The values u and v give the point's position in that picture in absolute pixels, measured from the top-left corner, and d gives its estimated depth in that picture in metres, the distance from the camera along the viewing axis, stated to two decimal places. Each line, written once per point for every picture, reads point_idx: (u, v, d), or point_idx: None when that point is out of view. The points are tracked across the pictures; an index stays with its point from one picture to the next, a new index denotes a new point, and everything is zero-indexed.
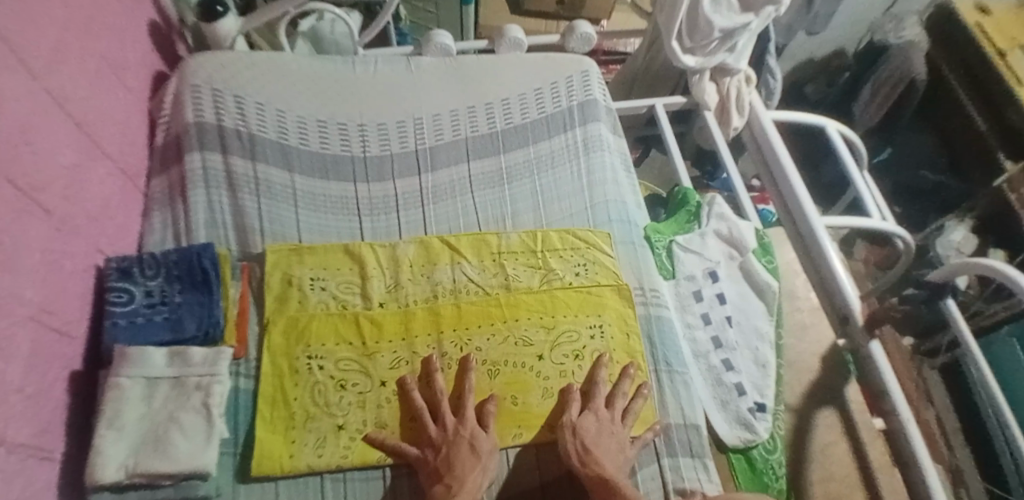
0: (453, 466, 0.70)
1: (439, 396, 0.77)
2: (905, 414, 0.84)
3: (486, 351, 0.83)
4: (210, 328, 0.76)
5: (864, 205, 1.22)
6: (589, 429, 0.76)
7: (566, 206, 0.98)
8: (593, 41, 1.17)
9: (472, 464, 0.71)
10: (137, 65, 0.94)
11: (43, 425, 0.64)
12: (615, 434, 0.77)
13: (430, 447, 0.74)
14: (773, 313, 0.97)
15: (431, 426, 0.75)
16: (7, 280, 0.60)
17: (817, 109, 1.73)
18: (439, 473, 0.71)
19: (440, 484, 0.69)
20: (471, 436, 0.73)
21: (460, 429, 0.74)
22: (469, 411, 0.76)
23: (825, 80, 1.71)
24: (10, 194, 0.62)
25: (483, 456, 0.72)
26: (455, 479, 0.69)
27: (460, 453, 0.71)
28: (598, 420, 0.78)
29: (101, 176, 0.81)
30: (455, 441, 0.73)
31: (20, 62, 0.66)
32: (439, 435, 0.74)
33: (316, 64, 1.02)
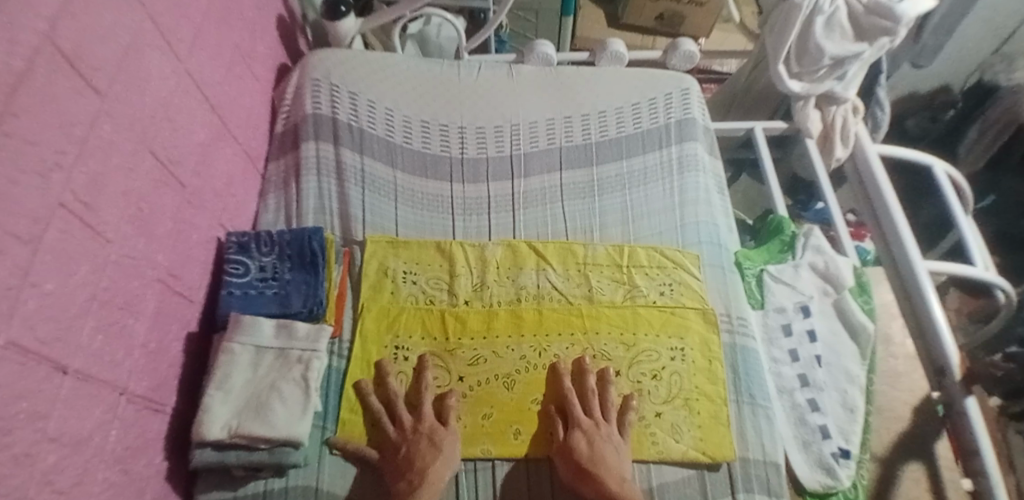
0: (412, 463, 0.72)
1: (395, 398, 0.78)
2: (996, 479, 0.81)
3: (564, 358, 0.84)
4: (315, 306, 0.80)
5: (968, 255, 1.14)
6: (580, 449, 0.75)
7: (655, 223, 0.98)
8: (695, 59, 1.15)
9: (433, 456, 0.73)
10: (265, 56, 1.01)
11: (160, 379, 0.70)
12: (611, 439, 0.77)
13: (387, 447, 0.75)
14: (866, 357, 0.92)
15: (389, 427, 0.76)
16: (141, 244, 0.66)
17: (919, 144, 1.64)
18: (400, 470, 0.72)
19: (403, 480, 0.71)
20: (430, 431, 0.75)
21: (417, 427, 0.76)
22: (426, 411, 0.77)
23: (929, 116, 1.62)
24: (149, 165, 0.68)
25: (445, 448, 0.74)
26: (416, 475, 0.71)
27: (421, 448, 0.73)
28: (589, 434, 0.76)
29: (228, 156, 0.87)
30: (415, 439, 0.74)
31: (167, 44, 0.72)
32: (398, 434, 0.76)
33: (423, 67, 1.07)
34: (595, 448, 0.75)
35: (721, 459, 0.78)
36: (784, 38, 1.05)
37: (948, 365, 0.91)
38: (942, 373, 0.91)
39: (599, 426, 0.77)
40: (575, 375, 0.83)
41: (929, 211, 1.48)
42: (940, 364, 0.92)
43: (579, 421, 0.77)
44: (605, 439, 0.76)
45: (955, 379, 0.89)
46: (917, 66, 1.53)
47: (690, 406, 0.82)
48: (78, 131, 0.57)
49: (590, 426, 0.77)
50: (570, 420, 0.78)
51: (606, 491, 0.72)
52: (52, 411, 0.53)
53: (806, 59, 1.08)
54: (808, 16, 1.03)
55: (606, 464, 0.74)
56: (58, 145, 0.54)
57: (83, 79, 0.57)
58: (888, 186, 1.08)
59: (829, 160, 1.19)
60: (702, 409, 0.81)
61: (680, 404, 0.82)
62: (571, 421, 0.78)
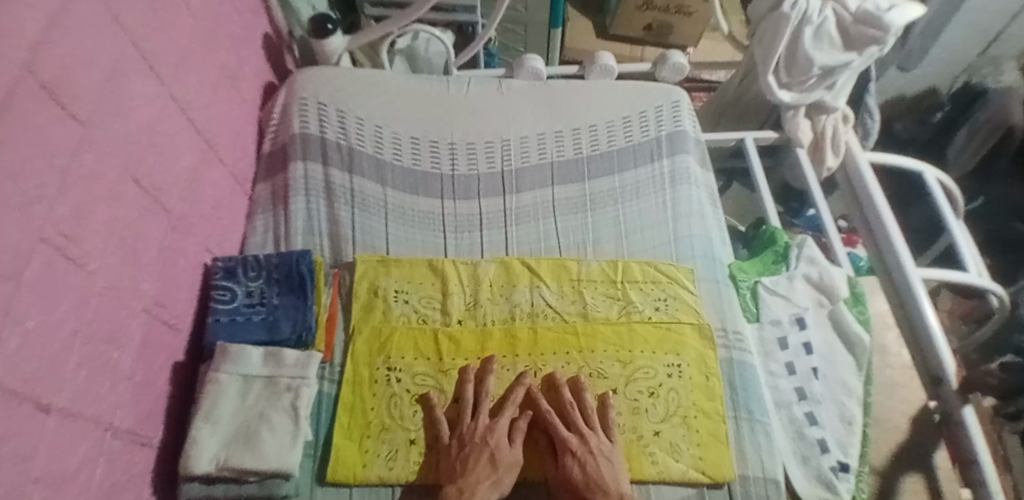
0: (466, 470, 0.73)
1: (485, 396, 0.79)
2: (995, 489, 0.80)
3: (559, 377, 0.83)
4: (304, 331, 0.79)
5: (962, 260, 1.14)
6: (575, 475, 0.74)
7: (649, 236, 0.97)
8: (686, 71, 1.15)
9: (487, 473, 0.73)
10: (251, 76, 1.00)
11: (147, 411, 0.69)
12: (608, 457, 0.76)
13: (456, 441, 0.76)
14: (863, 368, 0.91)
15: (466, 423, 0.77)
16: (125, 273, 0.65)
17: (907, 148, 1.65)
18: (453, 475, 0.73)
19: (453, 486, 0.72)
20: (494, 446, 0.75)
21: (487, 436, 0.76)
22: (500, 423, 0.77)
23: (916, 119, 1.63)
24: (134, 193, 0.67)
25: (501, 467, 0.74)
26: (467, 486, 0.72)
27: (480, 460, 0.73)
28: (579, 458, 0.75)
29: (215, 179, 0.86)
30: (481, 446, 0.75)
31: (151, 68, 0.71)
32: (469, 433, 0.76)
33: (412, 83, 1.06)
34: (588, 475, 0.74)
35: (721, 479, 0.78)
36: (773, 48, 1.05)
37: (945, 374, 0.91)
38: (939, 383, 0.91)
39: (587, 441, 0.76)
40: (546, 390, 0.82)
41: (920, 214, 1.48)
42: (937, 374, 0.92)
43: (567, 443, 0.76)
44: (595, 461, 0.75)
45: (952, 389, 0.89)
46: (903, 69, 1.55)
47: (687, 423, 0.81)
48: (60, 162, 0.55)
49: (578, 447, 0.76)
50: (559, 445, 0.77)
51: None
52: (37, 451, 0.51)
53: (796, 69, 1.08)
54: (797, 26, 1.03)
55: (603, 488, 0.73)
56: (39, 177, 0.53)
57: (64, 108, 0.56)
58: (881, 196, 1.08)
59: (820, 170, 1.19)
60: (701, 427, 0.81)
61: (679, 422, 0.81)
62: (560, 443, 0.77)
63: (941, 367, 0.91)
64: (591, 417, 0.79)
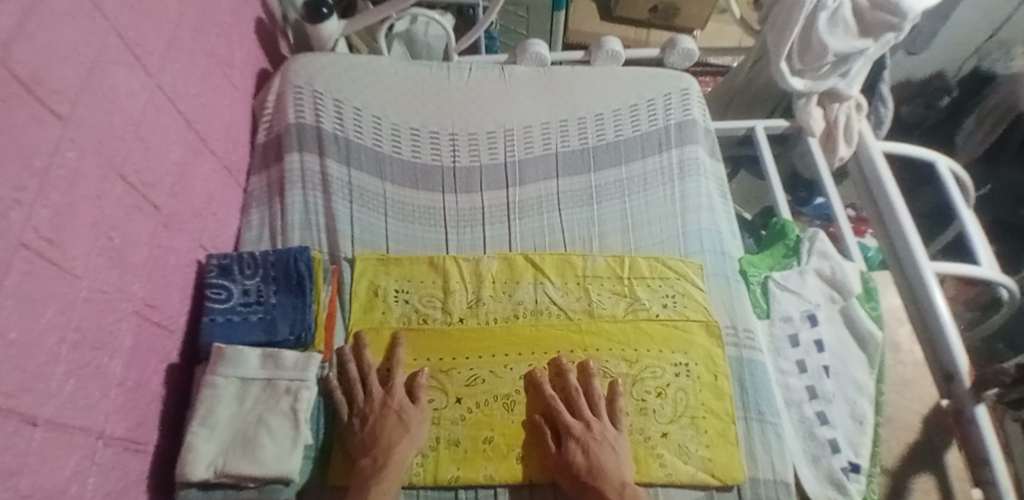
0: (378, 438, 0.72)
1: (371, 369, 0.78)
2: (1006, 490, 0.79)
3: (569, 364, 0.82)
4: (303, 332, 0.75)
5: (974, 253, 1.10)
6: (577, 461, 0.73)
7: (657, 230, 0.94)
8: (695, 57, 1.10)
9: (400, 433, 0.73)
10: (243, 63, 0.96)
11: (140, 417, 0.66)
12: (617, 449, 0.74)
13: (356, 416, 0.75)
14: (875, 365, 0.89)
15: (360, 396, 0.76)
16: (113, 275, 0.62)
17: (912, 134, 1.61)
18: (365, 446, 0.72)
19: (367, 457, 0.71)
20: (399, 407, 0.75)
21: (387, 402, 0.75)
22: (397, 388, 0.77)
23: (923, 102, 1.59)
24: (120, 191, 0.64)
25: (411, 426, 0.74)
26: (380, 453, 0.71)
27: (388, 423, 0.73)
28: (583, 443, 0.74)
29: (207, 173, 0.82)
30: (383, 413, 0.74)
31: (136, 59, 0.67)
32: (367, 405, 0.75)
33: (410, 71, 1.02)
34: (591, 459, 0.72)
35: (732, 481, 0.76)
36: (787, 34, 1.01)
37: (958, 371, 0.88)
38: (951, 380, 0.89)
39: (592, 429, 0.75)
40: (553, 378, 0.81)
41: (929, 199, 1.44)
42: (949, 371, 0.89)
43: (571, 429, 0.75)
44: (603, 445, 0.74)
45: (965, 387, 0.87)
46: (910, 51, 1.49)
47: (695, 425, 0.79)
48: (39, 162, 0.52)
49: (583, 433, 0.75)
50: (563, 430, 0.76)
51: None
52: (24, 467, 0.49)
53: (809, 56, 1.04)
54: (811, 11, 0.99)
55: (605, 475, 0.72)
56: (18, 180, 0.49)
57: (42, 104, 0.53)
58: (895, 189, 1.04)
59: (832, 159, 1.15)
60: (710, 428, 0.79)
61: (687, 423, 0.79)
62: (564, 430, 0.76)
63: (953, 363, 0.89)
64: (595, 404, 0.78)
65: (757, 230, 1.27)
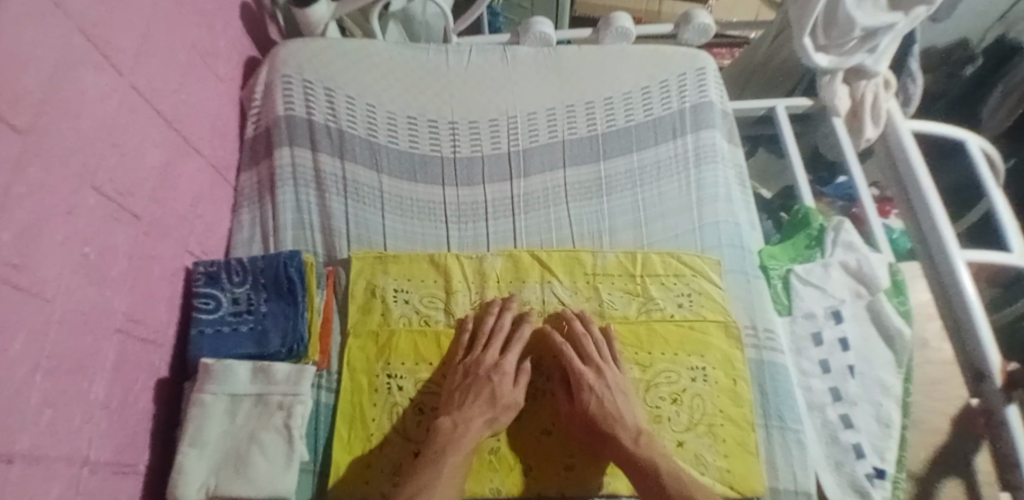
0: (464, 405, 0.73)
1: (499, 330, 0.78)
2: None
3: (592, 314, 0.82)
4: (295, 345, 0.71)
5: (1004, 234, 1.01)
6: (592, 407, 0.73)
7: (671, 223, 0.88)
8: (712, 32, 1.03)
9: (484, 409, 0.72)
10: (229, 52, 0.91)
11: (129, 438, 0.63)
12: (627, 395, 0.75)
13: (461, 370, 0.76)
14: (903, 365, 0.84)
15: (477, 353, 0.76)
16: (90, 293, 0.58)
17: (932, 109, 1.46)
18: (450, 408, 0.73)
19: (447, 419, 0.71)
20: (496, 384, 0.74)
21: (492, 372, 0.75)
22: (507, 362, 0.76)
23: (945, 72, 1.44)
24: (92, 201, 0.59)
25: (499, 406, 0.73)
26: (461, 420, 0.71)
27: (480, 394, 0.73)
28: (597, 392, 0.73)
29: (192, 173, 0.78)
30: (485, 381, 0.74)
31: (105, 58, 0.62)
32: (475, 364, 0.75)
33: (407, 54, 0.96)
34: (606, 407, 0.73)
35: (750, 493, 0.72)
36: (811, 7, 0.92)
37: (988, 369, 0.82)
38: (981, 378, 0.83)
39: (603, 376, 0.74)
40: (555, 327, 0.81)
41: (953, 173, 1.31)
42: (978, 368, 0.83)
43: (583, 378, 0.74)
44: (612, 393, 0.74)
45: (996, 386, 0.80)
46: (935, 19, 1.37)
47: (711, 434, 0.75)
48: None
49: (596, 382, 0.74)
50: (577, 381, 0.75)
51: (623, 449, 0.70)
52: None
53: (835, 30, 0.96)
54: None
55: (621, 423, 0.72)
56: None
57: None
58: (923, 168, 0.97)
59: (858, 140, 1.06)
60: (728, 436, 0.74)
61: (704, 432, 0.75)
62: (576, 379, 0.75)
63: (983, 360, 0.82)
64: (601, 349, 0.77)
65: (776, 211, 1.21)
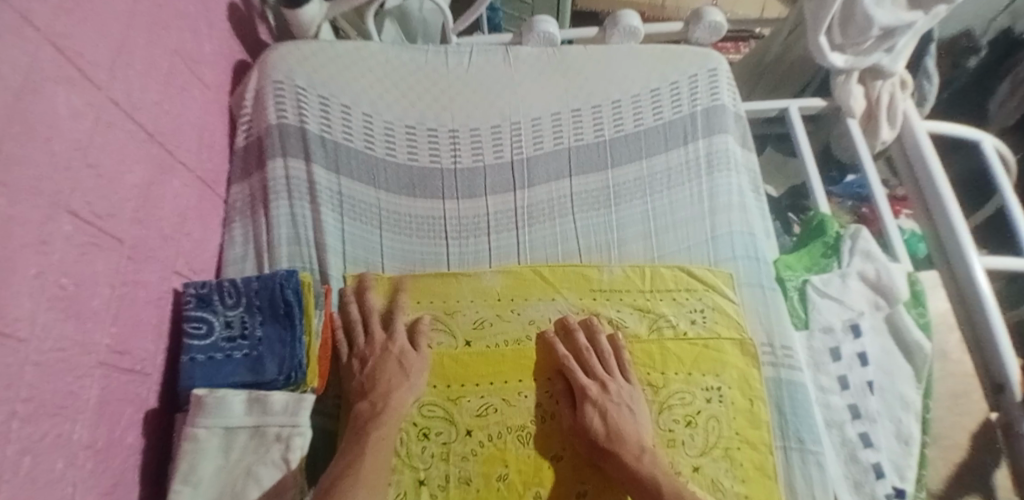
0: (376, 382, 0.71)
1: (376, 311, 0.77)
2: None
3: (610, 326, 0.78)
4: (293, 371, 0.67)
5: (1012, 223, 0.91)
6: (594, 422, 0.69)
7: (683, 233, 0.85)
8: (723, 31, 0.99)
9: (398, 381, 0.71)
10: (214, 58, 0.86)
11: (117, 477, 0.60)
12: (633, 407, 0.71)
13: (356, 358, 0.74)
14: (923, 380, 0.80)
15: (359, 339, 0.75)
16: (70, 329, 0.54)
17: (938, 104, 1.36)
18: (363, 390, 0.71)
19: (365, 401, 0.69)
20: (399, 353, 0.73)
21: (388, 346, 0.74)
22: (399, 334, 0.75)
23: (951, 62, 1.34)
24: (69, 228, 0.55)
25: (411, 373, 0.72)
26: (378, 397, 0.69)
27: (387, 369, 0.72)
28: (600, 407, 0.70)
29: (177, 189, 0.74)
30: (384, 357, 0.73)
31: (79, 72, 0.58)
32: (367, 347, 0.74)
33: (404, 55, 0.92)
34: (611, 423, 0.69)
35: None
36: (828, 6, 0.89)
37: (1009, 381, 0.79)
38: (1002, 390, 0.79)
39: (608, 389, 0.71)
40: (562, 337, 0.77)
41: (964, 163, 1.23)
42: (999, 381, 0.80)
43: (588, 391, 0.71)
44: (618, 405, 0.70)
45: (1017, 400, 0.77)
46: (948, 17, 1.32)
47: (727, 458, 0.71)
48: None
49: (599, 395, 0.71)
50: (579, 392, 0.72)
51: (627, 467, 0.66)
52: None
53: (850, 29, 0.92)
54: None
55: (624, 439, 0.68)
56: None
57: None
58: (938, 163, 0.92)
59: (873, 142, 1.02)
60: (746, 460, 0.71)
61: (720, 456, 0.71)
62: (580, 392, 0.72)
63: (1004, 373, 0.79)
64: (607, 361, 0.74)
65: (784, 213, 1.17)
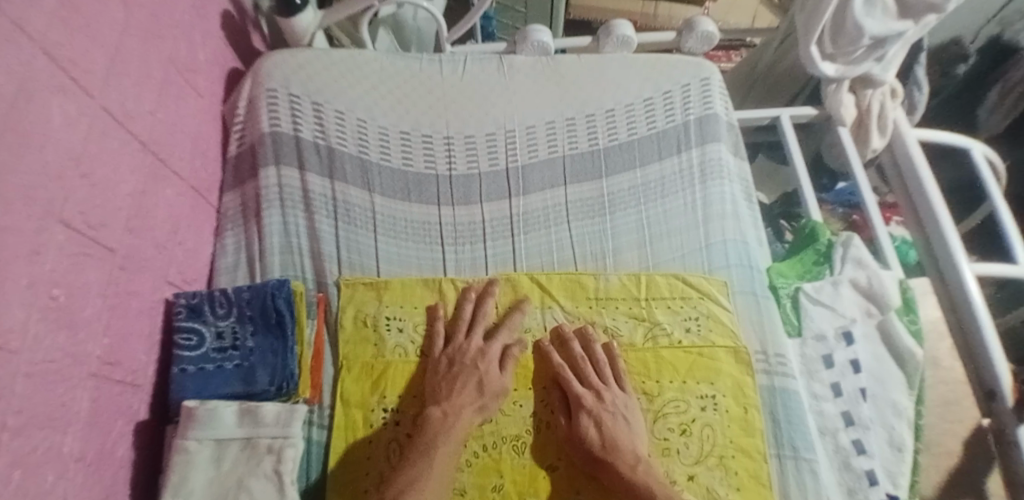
0: (453, 393, 0.70)
1: (482, 317, 0.77)
2: None
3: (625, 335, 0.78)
4: (285, 382, 0.67)
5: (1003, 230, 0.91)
6: (590, 433, 0.69)
7: (678, 241, 0.85)
8: (715, 40, 0.99)
9: (472, 397, 0.70)
10: (209, 66, 0.86)
11: (106, 489, 0.59)
12: (629, 417, 0.71)
13: (445, 358, 0.74)
14: (915, 386, 0.81)
15: (458, 341, 0.75)
16: (61, 340, 0.53)
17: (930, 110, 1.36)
18: (438, 397, 0.70)
19: (437, 410, 0.69)
20: (484, 372, 0.72)
21: (478, 359, 0.73)
22: (492, 347, 0.74)
23: (940, 71, 1.30)
24: (62, 239, 0.54)
25: (488, 394, 0.71)
26: (452, 408, 0.69)
27: (467, 384, 0.71)
28: (595, 416, 0.70)
29: (170, 197, 0.73)
30: (471, 367, 0.72)
31: (73, 81, 0.57)
32: (458, 353, 0.74)
33: (398, 63, 0.92)
34: (605, 433, 0.69)
35: None
36: (818, 15, 0.90)
37: (999, 388, 0.78)
38: (992, 397, 0.79)
39: (602, 398, 0.72)
40: (557, 346, 0.77)
41: (954, 172, 1.24)
42: (988, 388, 0.80)
43: (582, 401, 0.72)
44: (614, 416, 0.71)
45: (1007, 406, 0.77)
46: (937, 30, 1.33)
47: (722, 467, 0.71)
48: None
49: (593, 404, 0.71)
50: (573, 401, 0.72)
51: (621, 477, 0.66)
52: None
53: (842, 39, 0.93)
54: None
55: (618, 449, 0.68)
56: None
57: None
58: (928, 172, 0.93)
59: (864, 150, 1.03)
60: (740, 468, 0.71)
61: (714, 464, 0.71)
62: (574, 401, 0.72)
63: (993, 380, 0.79)
64: (602, 371, 0.74)
65: (776, 220, 1.17)
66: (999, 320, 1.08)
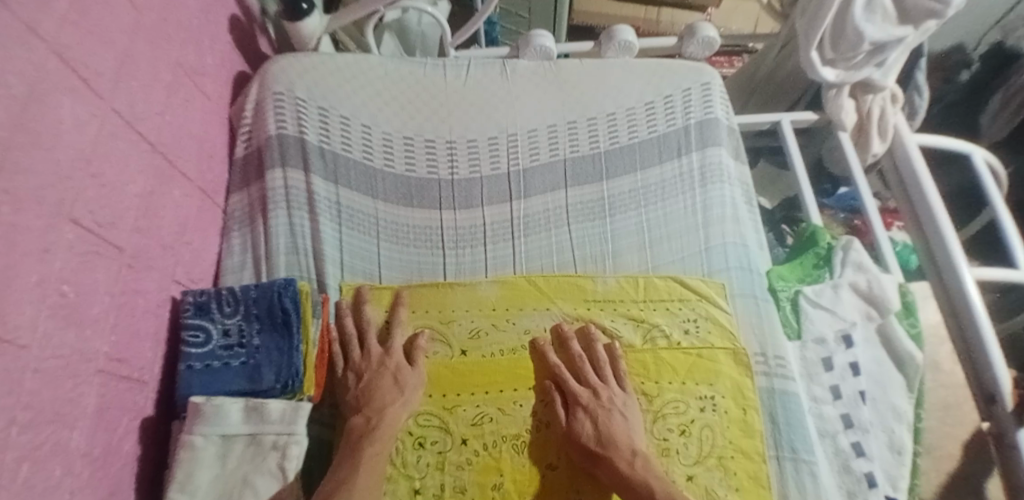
0: (372, 397, 0.71)
1: (371, 325, 0.77)
2: None
3: (625, 338, 0.79)
4: (290, 380, 0.68)
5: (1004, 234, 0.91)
6: (586, 433, 0.70)
7: (677, 244, 0.86)
8: (716, 46, 1.01)
9: (393, 396, 0.71)
10: (216, 69, 0.87)
11: (112, 486, 0.60)
12: (628, 415, 0.72)
13: (351, 372, 0.74)
14: (914, 390, 0.81)
15: (356, 353, 0.76)
16: (69, 337, 0.54)
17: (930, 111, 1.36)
18: (358, 405, 0.71)
19: (360, 416, 0.70)
20: (395, 369, 0.73)
21: (384, 361, 0.74)
22: (395, 348, 0.75)
23: (942, 76, 1.34)
24: (71, 237, 0.55)
25: (406, 389, 0.72)
26: (374, 412, 0.70)
27: (383, 385, 0.72)
28: (593, 414, 0.71)
29: (177, 198, 0.74)
30: (381, 371, 0.73)
31: (83, 82, 0.59)
32: (363, 361, 0.75)
33: (401, 68, 0.94)
34: (601, 428, 0.70)
35: None
36: (818, 22, 0.91)
37: (998, 392, 0.79)
38: (992, 401, 0.80)
39: (599, 396, 0.72)
40: (556, 346, 0.78)
41: (956, 178, 1.25)
42: (989, 392, 0.80)
43: (579, 398, 0.72)
44: (611, 414, 0.71)
45: (1007, 410, 0.77)
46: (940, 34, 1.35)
47: (722, 468, 0.71)
48: None
49: (590, 401, 0.72)
50: (570, 398, 0.73)
51: (620, 474, 0.66)
52: None
53: (842, 45, 0.94)
54: None
55: (617, 443, 0.69)
56: None
57: None
58: (928, 178, 0.93)
59: (864, 155, 1.04)
60: (739, 469, 0.71)
61: (714, 465, 0.72)
62: (571, 399, 0.73)
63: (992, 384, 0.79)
64: (602, 371, 0.75)
65: (777, 224, 1.18)
66: (999, 325, 1.08)
